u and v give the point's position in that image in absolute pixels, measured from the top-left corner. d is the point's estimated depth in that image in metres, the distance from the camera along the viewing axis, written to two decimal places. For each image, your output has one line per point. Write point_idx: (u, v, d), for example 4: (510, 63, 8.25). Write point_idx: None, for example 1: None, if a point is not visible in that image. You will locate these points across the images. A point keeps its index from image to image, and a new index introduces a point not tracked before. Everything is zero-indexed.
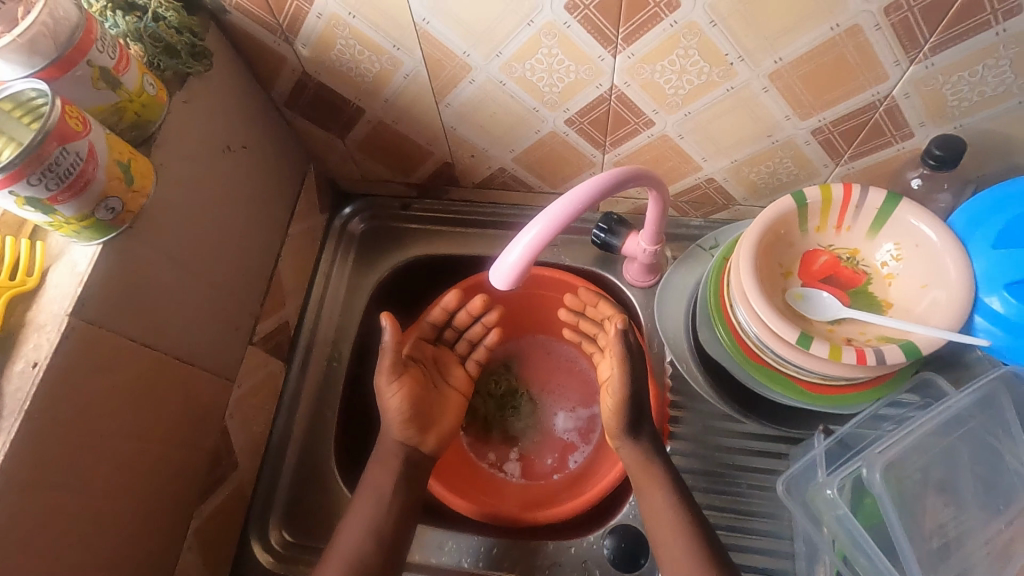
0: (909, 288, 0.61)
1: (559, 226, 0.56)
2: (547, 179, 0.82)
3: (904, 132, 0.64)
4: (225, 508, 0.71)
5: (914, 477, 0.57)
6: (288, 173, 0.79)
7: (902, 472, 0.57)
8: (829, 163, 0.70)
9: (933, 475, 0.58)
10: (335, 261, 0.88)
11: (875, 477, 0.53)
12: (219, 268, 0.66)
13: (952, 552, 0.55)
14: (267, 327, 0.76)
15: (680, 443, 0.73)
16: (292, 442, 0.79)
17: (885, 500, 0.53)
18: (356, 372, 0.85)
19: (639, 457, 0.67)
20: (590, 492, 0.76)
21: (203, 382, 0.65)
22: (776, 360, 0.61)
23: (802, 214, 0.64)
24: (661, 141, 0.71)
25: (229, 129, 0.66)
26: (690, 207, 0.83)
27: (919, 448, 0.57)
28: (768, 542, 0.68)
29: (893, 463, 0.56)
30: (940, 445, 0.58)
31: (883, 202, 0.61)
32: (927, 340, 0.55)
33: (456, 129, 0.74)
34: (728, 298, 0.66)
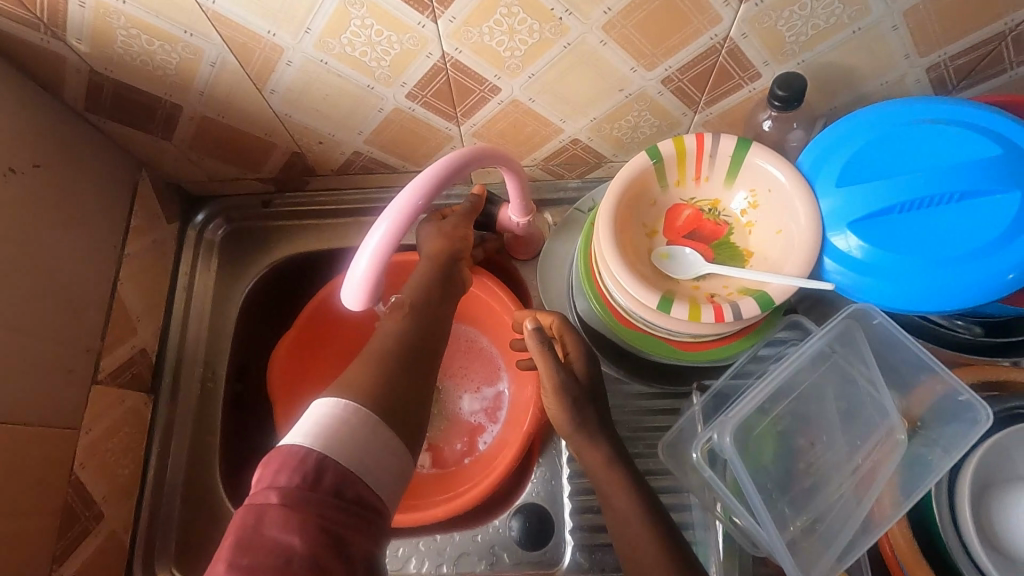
0: (767, 235, 0.60)
1: (393, 240, 0.54)
2: (409, 158, 0.76)
3: (751, 73, 0.62)
4: (95, 563, 0.64)
5: (778, 422, 0.58)
6: (111, 187, 0.70)
7: (762, 421, 0.57)
8: (687, 111, 0.67)
9: (797, 416, 0.59)
10: (196, 272, 0.80)
11: (726, 442, 0.53)
12: (27, 310, 0.59)
13: (821, 489, 0.56)
14: (113, 361, 0.69)
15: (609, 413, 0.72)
16: (170, 476, 0.73)
17: (737, 464, 0.52)
18: (236, 389, 0.79)
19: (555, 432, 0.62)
20: (492, 476, 0.70)
21: (29, 439, 0.58)
22: (643, 325, 0.60)
23: (659, 170, 0.62)
24: (513, 107, 0.66)
25: (8, 149, 0.58)
26: (564, 169, 0.79)
27: (779, 394, 0.58)
28: (673, 498, 0.68)
29: (751, 417, 0.56)
30: (804, 386, 0.59)
31: (734, 149, 0.59)
32: (780, 289, 0.55)
33: (291, 116, 0.67)
34: (595, 266, 0.63)
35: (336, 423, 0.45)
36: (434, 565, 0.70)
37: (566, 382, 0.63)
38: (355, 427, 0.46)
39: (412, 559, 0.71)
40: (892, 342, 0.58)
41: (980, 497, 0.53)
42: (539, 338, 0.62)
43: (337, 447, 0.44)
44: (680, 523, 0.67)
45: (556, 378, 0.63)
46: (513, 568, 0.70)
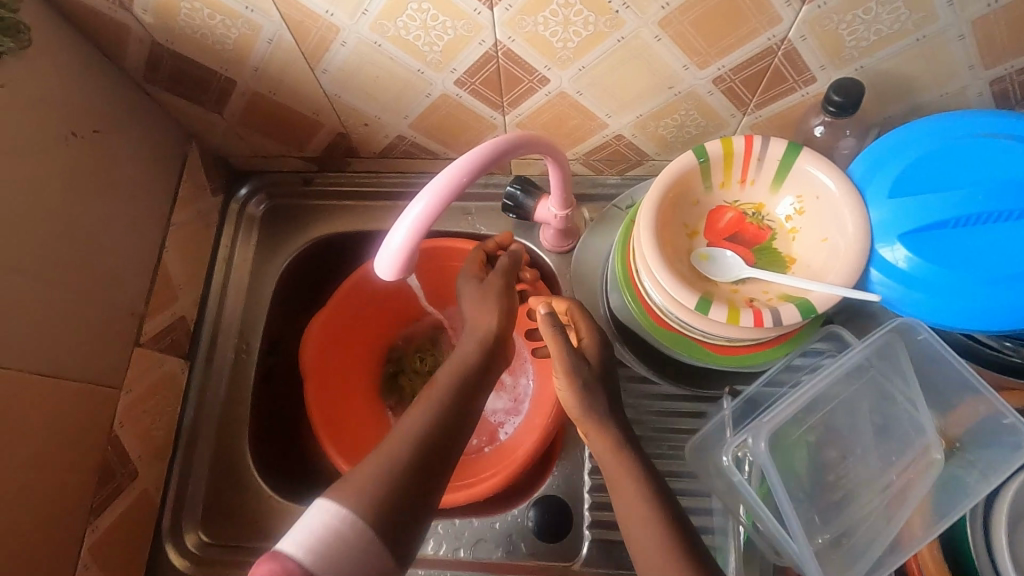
0: (811, 242, 0.59)
1: (434, 215, 0.51)
2: (451, 146, 0.76)
3: (805, 77, 0.60)
4: (127, 518, 0.66)
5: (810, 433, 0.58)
6: (162, 157, 0.72)
7: (795, 431, 0.57)
8: (735, 113, 0.66)
9: (830, 428, 0.58)
10: (236, 245, 0.82)
11: (760, 446, 0.53)
12: (80, 270, 0.61)
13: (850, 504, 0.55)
14: (155, 325, 0.71)
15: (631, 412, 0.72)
16: (201, 441, 0.75)
17: (769, 470, 0.52)
18: (268, 361, 0.81)
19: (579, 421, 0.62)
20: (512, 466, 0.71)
21: (75, 394, 0.60)
22: (679, 325, 0.59)
23: (704, 170, 0.61)
24: (560, 99, 0.66)
25: (71, 113, 0.60)
26: (604, 165, 0.79)
27: (814, 404, 0.57)
28: (690, 500, 0.68)
29: (784, 425, 0.55)
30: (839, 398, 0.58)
31: (784, 153, 0.59)
32: (823, 297, 0.54)
33: (340, 96, 0.68)
34: (633, 262, 0.63)
35: (331, 534, 0.43)
36: (454, 550, 0.71)
37: (578, 366, 0.62)
38: (350, 541, 0.43)
39: (434, 539, 0.71)
40: (934, 360, 0.57)
41: (1017, 523, 0.51)
42: (552, 324, 0.63)
43: (326, 557, 0.41)
44: (698, 527, 0.67)
45: (568, 361, 0.62)
46: (529, 558, 0.70)
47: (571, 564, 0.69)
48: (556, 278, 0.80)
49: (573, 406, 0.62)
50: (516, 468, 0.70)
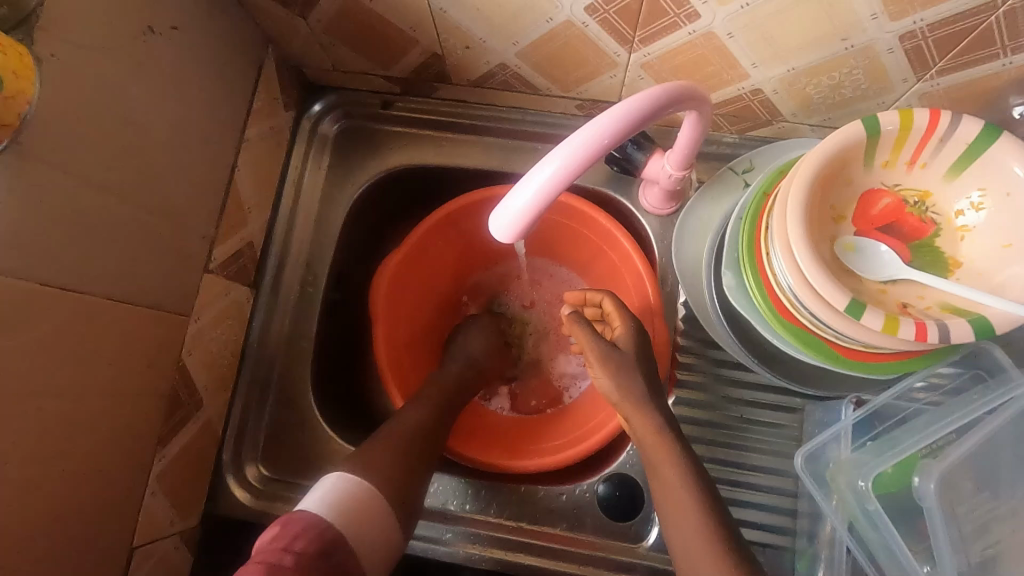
0: (987, 246, 0.50)
1: (570, 177, 0.44)
2: (557, 81, 0.67)
3: (1018, 43, 0.50)
4: (193, 448, 0.64)
5: None
6: (239, 63, 0.64)
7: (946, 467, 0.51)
8: (910, 77, 0.56)
9: None
10: (307, 168, 0.76)
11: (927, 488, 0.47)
12: (153, 187, 0.55)
13: None
14: (224, 251, 0.66)
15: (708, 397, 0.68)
16: (264, 374, 0.72)
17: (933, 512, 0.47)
18: (335, 297, 0.76)
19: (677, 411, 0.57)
20: (594, 435, 0.68)
21: (147, 321, 0.56)
22: (812, 323, 0.52)
23: (870, 145, 0.52)
24: (704, 41, 0.56)
25: (149, 4, 0.52)
26: (726, 120, 0.69)
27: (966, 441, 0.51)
28: (772, 499, 0.65)
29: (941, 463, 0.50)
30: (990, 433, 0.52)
31: (977, 136, 0.49)
32: (1002, 317, 0.46)
33: (446, 11, 0.59)
34: (763, 245, 0.55)
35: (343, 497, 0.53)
36: (447, 506, 0.69)
37: (610, 352, 0.59)
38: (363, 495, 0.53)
39: (433, 495, 0.69)
40: None
41: None
42: (580, 320, 0.62)
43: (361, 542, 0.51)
44: (780, 527, 0.64)
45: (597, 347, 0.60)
46: (595, 535, 0.67)
47: (638, 546, 0.66)
48: (652, 243, 0.73)
49: (610, 391, 0.59)
50: (594, 446, 0.67)
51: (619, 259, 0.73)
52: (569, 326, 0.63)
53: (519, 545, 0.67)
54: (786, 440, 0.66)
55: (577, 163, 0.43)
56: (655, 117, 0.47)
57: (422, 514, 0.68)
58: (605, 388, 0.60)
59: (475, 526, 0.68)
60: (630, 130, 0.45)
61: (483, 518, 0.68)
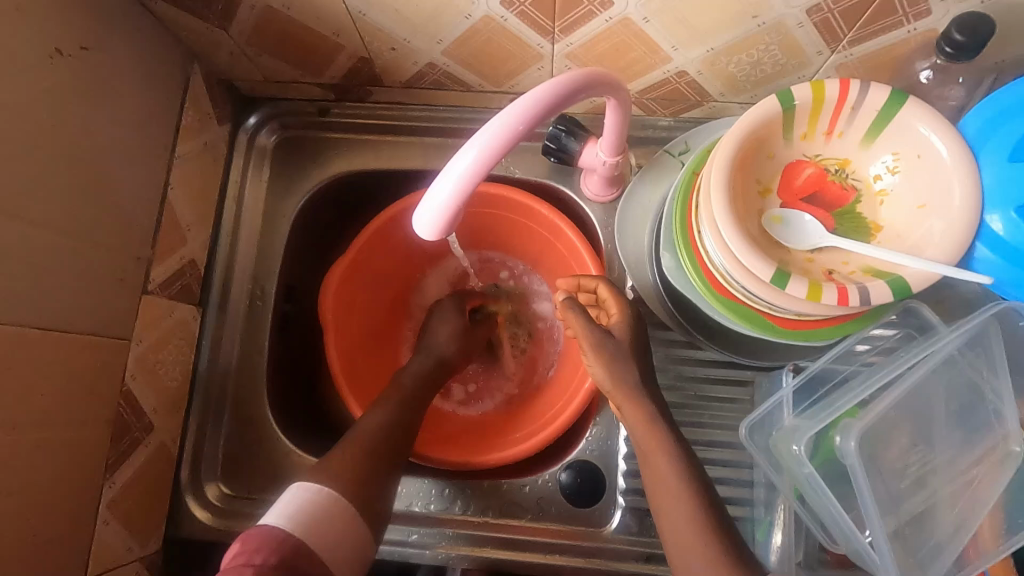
0: (904, 208, 0.52)
1: (486, 168, 0.44)
2: (488, 76, 0.67)
3: (919, 9, 0.51)
4: (146, 473, 0.64)
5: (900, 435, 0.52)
6: (162, 80, 0.63)
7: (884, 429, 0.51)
8: (824, 49, 0.57)
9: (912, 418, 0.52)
10: (247, 182, 0.75)
11: (849, 446, 0.47)
12: (77, 210, 0.54)
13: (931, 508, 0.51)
14: (163, 271, 0.65)
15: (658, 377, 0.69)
16: (217, 392, 0.71)
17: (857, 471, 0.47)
18: (286, 308, 0.76)
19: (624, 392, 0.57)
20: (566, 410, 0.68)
21: (83, 347, 0.55)
22: (745, 296, 0.53)
23: (787, 118, 0.53)
24: (622, 27, 0.57)
25: (55, 27, 0.51)
26: (658, 104, 0.70)
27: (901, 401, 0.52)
28: (729, 472, 0.66)
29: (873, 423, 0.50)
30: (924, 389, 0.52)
31: (886, 102, 0.50)
32: (919, 276, 0.48)
33: (365, 14, 0.59)
34: (694, 223, 0.56)
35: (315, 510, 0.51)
36: (427, 509, 0.69)
37: (605, 339, 0.60)
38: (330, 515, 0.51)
39: (403, 499, 0.69)
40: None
41: None
42: (573, 306, 0.62)
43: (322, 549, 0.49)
44: (737, 498, 0.66)
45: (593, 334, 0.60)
46: (560, 522, 0.67)
47: (603, 530, 0.67)
48: (597, 230, 0.73)
49: (602, 378, 0.60)
50: (552, 435, 0.67)
51: (566, 247, 0.73)
52: (563, 311, 0.63)
53: (488, 540, 0.67)
54: (739, 413, 0.68)
55: (492, 153, 0.43)
56: (570, 103, 0.47)
57: (405, 520, 0.68)
58: (599, 375, 0.60)
59: (466, 528, 0.67)
60: (545, 117, 0.46)
61: (467, 519, 0.68)
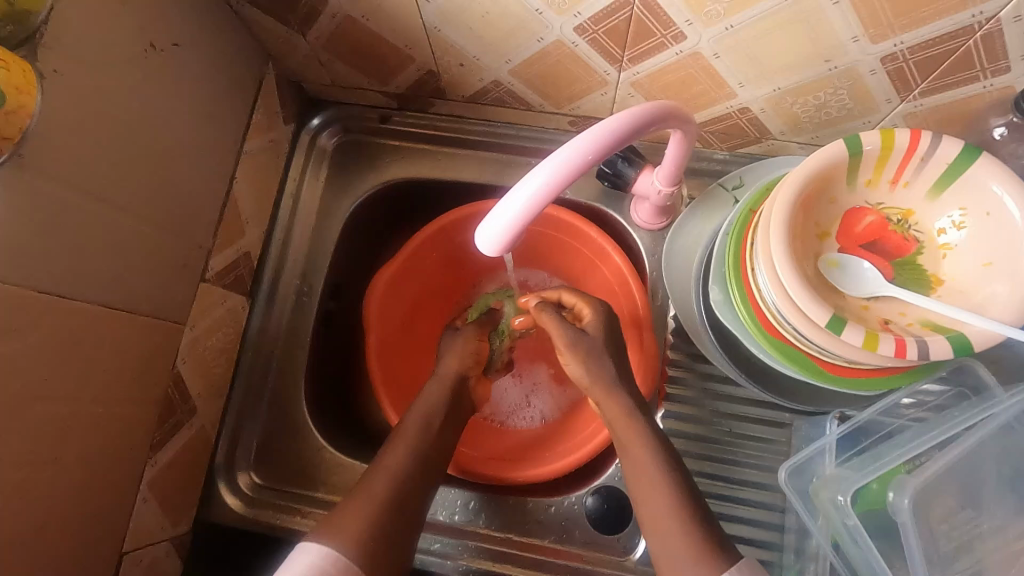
0: (967, 264, 0.51)
1: (554, 193, 0.45)
2: (550, 98, 0.68)
3: (998, 66, 0.51)
4: (185, 456, 0.65)
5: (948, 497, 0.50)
6: (239, 77, 0.65)
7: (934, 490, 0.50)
8: (893, 98, 0.57)
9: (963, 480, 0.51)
10: (305, 180, 0.77)
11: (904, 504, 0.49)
12: (153, 197, 0.56)
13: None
14: (221, 261, 0.67)
15: (694, 411, 0.68)
16: (258, 382, 0.73)
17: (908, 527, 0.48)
18: (330, 306, 0.77)
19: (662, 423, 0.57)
20: (557, 461, 0.69)
21: (143, 328, 0.57)
22: (796, 338, 0.53)
23: (853, 164, 0.53)
24: (691, 60, 0.57)
25: (152, 23, 0.53)
26: (716, 138, 0.70)
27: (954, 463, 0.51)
28: (760, 514, 0.65)
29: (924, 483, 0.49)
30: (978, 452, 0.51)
31: (957, 157, 0.50)
32: (982, 335, 0.47)
33: (440, 30, 0.60)
34: (749, 260, 0.56)
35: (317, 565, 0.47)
36: (465, 520, 0.69)
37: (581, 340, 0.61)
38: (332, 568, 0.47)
39: (442, 509, 0.69)
40: None
41: None
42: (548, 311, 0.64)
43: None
44: (768, 542, 0.64)
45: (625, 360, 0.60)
46: (582, 547, 0.67)
47: (626, 560, 0.66)
48: (643, 257, 0.73)
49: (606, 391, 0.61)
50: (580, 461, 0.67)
51: (610, 272, 0.73)
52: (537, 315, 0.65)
53: (508, 558, 0.67)
54: (775, 455, 0.67)
55: (562, 179, 0.45)
56: (639, 135, 0.48)
57: (443, 530, 0.68)
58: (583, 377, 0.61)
59: (512, 547, 0.67)
60: (614, 148, 0.47)
61: (515, 539, 0.68)
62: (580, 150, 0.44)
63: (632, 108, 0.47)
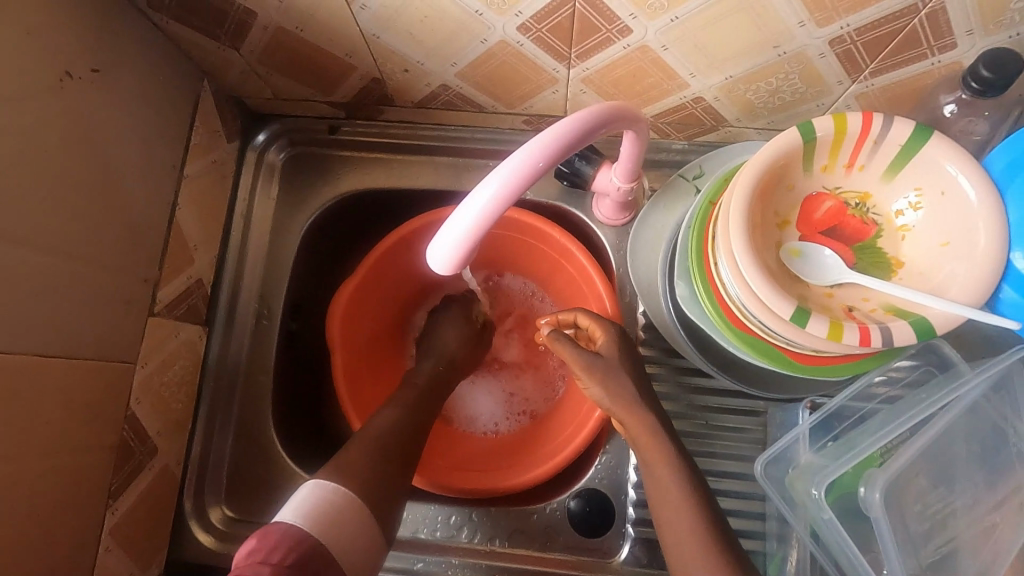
0: (925, 245, 0.51)
1: (504, 206, 0.44)
2: (502, 99, 0.66)
3: (944, 42, 0.50)
4: (149, 498, 0.63)
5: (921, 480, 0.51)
6: (170, 98, 0.62)
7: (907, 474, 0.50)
8: (844, 79, 0.56)
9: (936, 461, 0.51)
10: (255, 199, 0.74)
11: (873, 498, 0.47)
12: (86, 234, 0.53)
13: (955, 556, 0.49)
14: (170, 292, 0.64)
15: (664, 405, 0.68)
16: (222, 413, 0.70)
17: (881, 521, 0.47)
18: (293, 327, 0.75)
19: (637, 425, 0.56)
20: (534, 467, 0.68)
21: (88, 372, 0.54)
22: (762, 331, 0.52)
23: (808, 151, 0.52)
24: (640, 54, 0.56)
25: (66, 49, 0.50)
26: (673, 128, 0.69)
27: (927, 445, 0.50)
28: (740, 504, 0.65)
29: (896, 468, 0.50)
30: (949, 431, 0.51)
31: (909, 137, 0.49)
32: (943, 318, 0.47)
33: (379, 37, 0.58)
34: (711, 254, 0.55)
35: (323, 504, 0.49)
36: (448, 535, 0.68)
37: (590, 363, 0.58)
38: (338, 505, 0.49)
39: (424, 525, 0.68)
40: None
41: None
42: (560, 338, 0.59)
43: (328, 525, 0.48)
44: (750, 531, 0.65)
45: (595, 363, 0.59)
46: (567, 552, 0.66)
47: (612, 560, 0.66)
48: (608, 253, 0.72)
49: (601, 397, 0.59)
50: (557, 464, 0.66)
51: (576, 271, 0.72)
52: (550, 343, 0.60)
53: (494, 569, 0.66)
54: (752, 444, 0.67)
55: (512, 190, 0.43)
56: (590, 138, 0.47)
57: (425, 548, 0.67)
58: (602, 400, 0.59)
59: (497, 559, 0.66)
60: (565, 153, 0.45)
61: (499, 550, 0.67)
62: (528, 159, 0.43)
63: (581, 111, 0.46)
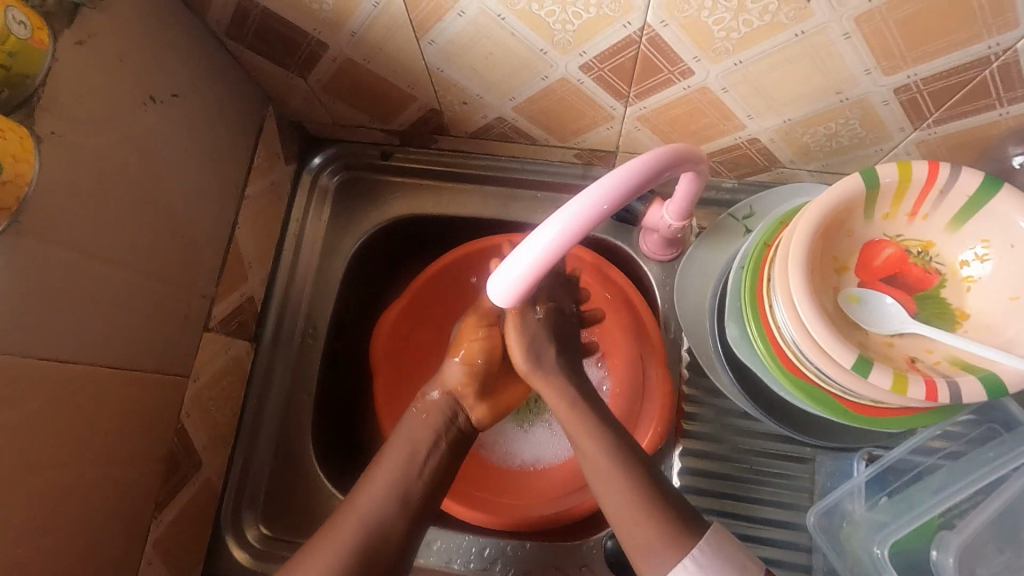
0: (993, 297, 0.50)
1: (569, 244, 0.44)
2: (556, 132, 0.67)
3: (1014, 95, 0.49)
4: (189, 512, 0.63)
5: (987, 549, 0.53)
6: (238, 122, 0.64)
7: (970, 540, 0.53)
8: (906, 126, 0.56)
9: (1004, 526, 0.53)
10: (308, 219, 0.76)
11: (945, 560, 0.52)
12: (154, 250, 0.55)
13: None
14: (225, 308, 0.66)
15: (700, 444, 0.67)
16: (263, 429, 0.71)
17: None
18: (336, 346, 0.76)
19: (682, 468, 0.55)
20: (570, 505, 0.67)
21: (144, 385, 0.55)
22: (818, 377, 0.51)
23: (870, 198, 0.51)
24: (699, 95, 0.56)
25: (151, 75, 0.52)
26: (725, 167, 0.69)
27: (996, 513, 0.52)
28: (784, 554, 0.63)
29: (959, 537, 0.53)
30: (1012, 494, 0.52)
31: (978, 188, 0.48)
32: (1013, 375, 0.46)
33: (442, 70, 0.60)
34: (767, 295, 0.54)
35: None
36: (479, 566, 0.66)
37: None
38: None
39: (455, 555, 0.67)
40: None
41: None
42: None
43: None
44: None
45: None
46: None
47: None
48: (654, 289, 0.72)
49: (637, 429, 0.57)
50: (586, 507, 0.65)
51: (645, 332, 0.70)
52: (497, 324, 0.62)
53: None
54: (799, 492, 0.65)
55: (578, 230, 0.43)
56: (653, 180, 0.47)
57: None
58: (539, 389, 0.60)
59: None
60: (630, 195, 0.45)
61: None
62: (595, 200, 0.43)
63: (646, 154, 0.46)
